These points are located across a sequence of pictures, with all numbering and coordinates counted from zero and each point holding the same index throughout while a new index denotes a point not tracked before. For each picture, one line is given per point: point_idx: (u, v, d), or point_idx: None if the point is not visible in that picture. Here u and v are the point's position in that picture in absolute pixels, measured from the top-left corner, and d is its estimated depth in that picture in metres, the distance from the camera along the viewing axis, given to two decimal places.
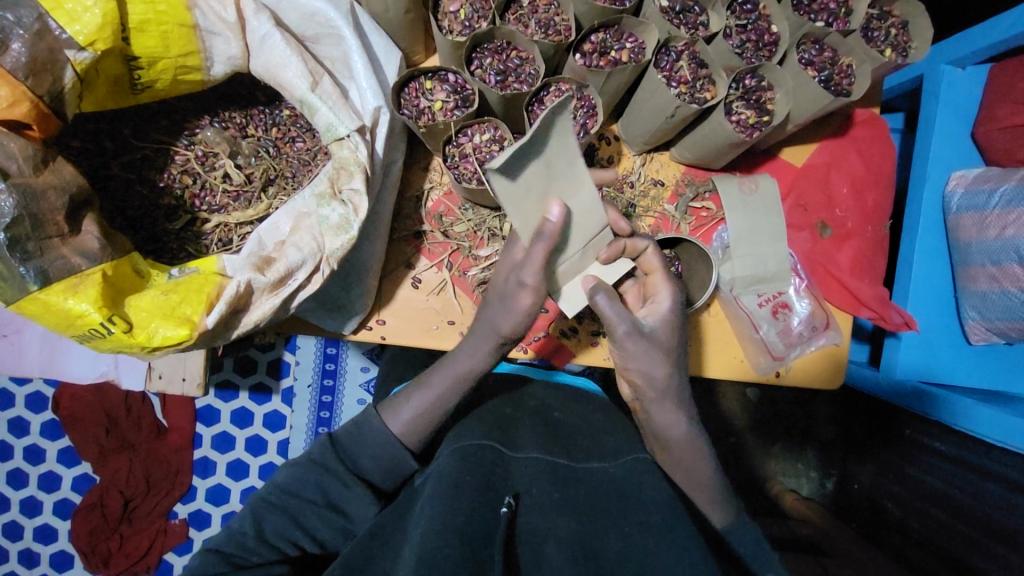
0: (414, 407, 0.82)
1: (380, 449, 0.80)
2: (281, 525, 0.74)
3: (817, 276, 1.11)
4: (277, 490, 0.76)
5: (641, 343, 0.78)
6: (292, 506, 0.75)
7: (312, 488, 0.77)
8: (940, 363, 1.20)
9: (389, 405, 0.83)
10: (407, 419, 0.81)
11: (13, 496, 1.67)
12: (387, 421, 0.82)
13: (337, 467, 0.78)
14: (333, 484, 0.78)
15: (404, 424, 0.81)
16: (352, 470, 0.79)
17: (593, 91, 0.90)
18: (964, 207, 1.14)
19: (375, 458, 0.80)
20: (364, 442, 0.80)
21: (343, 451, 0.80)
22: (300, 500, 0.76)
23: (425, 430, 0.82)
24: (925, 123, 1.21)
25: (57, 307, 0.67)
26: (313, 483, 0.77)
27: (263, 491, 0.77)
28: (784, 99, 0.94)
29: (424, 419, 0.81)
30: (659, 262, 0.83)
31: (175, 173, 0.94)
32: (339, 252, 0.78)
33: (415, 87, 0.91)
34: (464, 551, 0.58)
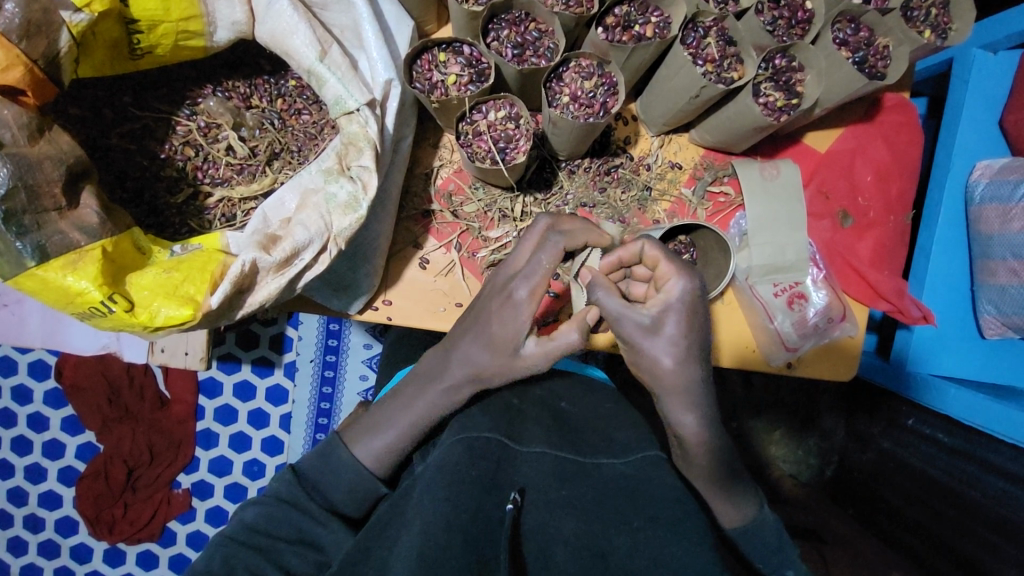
0: (386, 436, 0.79)
1: (349, 482, 0.77)
2: (253, 560, 0.69)
3: (835, 267, 1.08)
4: (244, 527, 0.72)
5: (654, 338, 0.70)
6: (265, 542, 0.71)
7: (286, 526, 0.73)
8: (951, 358, 1.18)
9: (358, 434, 0.80)
10: (378, 450, 0.78)
11: (18, 463, 1.68)
12: (356, 450, 0.78)
13: (306, 502, 0.75)
14: (304, 518, 0.74)
15: (375, 454, 0.78)
16: (324, 506, 0.76)
17: (615, 68, 0.86)
18: (988, 198, 1.10)
19: (346, 493, 0.77)
20: (335, 476, 0.78)
21: (312, 485, 0.77)
22: (273, 537, 0.72)
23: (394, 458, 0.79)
24: (952, 109, 1.17)
25: (56, 285, 0.65)
26: (285, 520, 0.73)
27: (229, 529, 0.72)
28: (815, 81, 0.89)
29: (396, 449, 0.79)
30: (659, 249, 0.74)
31: (177, 144, 0.90)
32: (347, 232, 0.76)
33: (428, 59, 0.86)
34: (468, 561, 0.59)
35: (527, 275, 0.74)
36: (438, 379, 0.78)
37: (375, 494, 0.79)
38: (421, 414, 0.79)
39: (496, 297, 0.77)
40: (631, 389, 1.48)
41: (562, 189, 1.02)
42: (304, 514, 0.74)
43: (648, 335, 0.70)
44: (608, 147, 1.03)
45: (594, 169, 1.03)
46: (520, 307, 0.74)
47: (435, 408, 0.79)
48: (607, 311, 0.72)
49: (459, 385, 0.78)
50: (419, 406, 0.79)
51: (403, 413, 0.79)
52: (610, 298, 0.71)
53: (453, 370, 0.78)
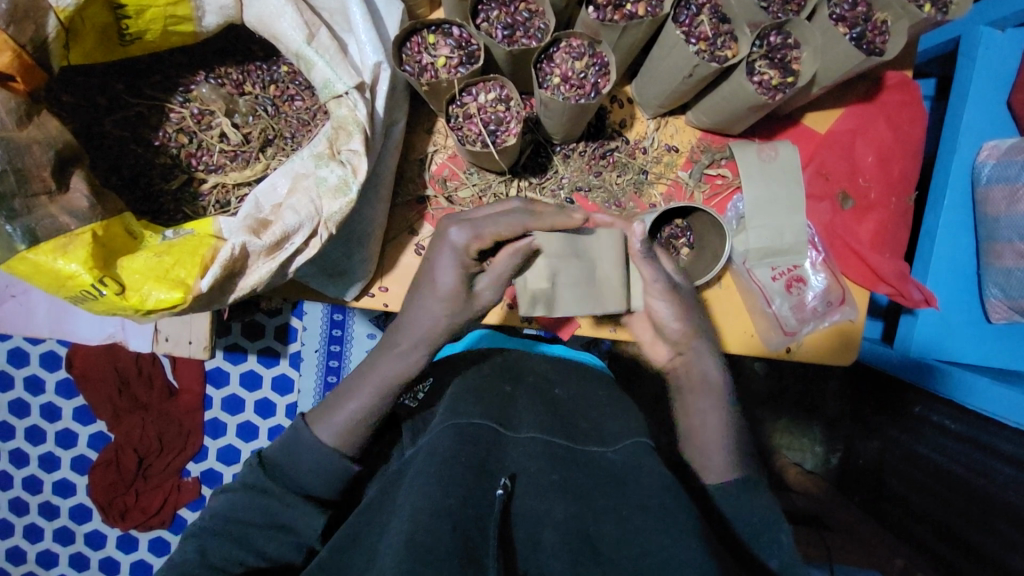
0: (348, 410, 0.78)
1: (315, 460, 0.75)
2: (228, 549, 0.70)
3: (835, 250, 1.06)
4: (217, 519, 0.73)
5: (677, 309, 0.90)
6: (238, 530, 0.72)
7: (258, 511, 0.73)
8: (957, 343, 1.17)
9: (323, 412, 0.79)
10: (339, 426, 0.77)
11: (31, 451, 1.71)
12: (319, 432, 0.77)
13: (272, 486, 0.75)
14: (273, 503, 0.74)
15: (338, 435, 0.77)
16: (292, 487, 0.75)
17: (607, 48, 0.84)
18: (995, 179, 1.08)
19: (309, 471, 0.75)
20: (297, 456, 0.76)
21: (277, 470, 0.76)
22: (244, 524, 0.72)
23: (359, 437, 0.78)
24: (959, 88, 1.14)
25: (47, 268, 0.65)
26: (259, 506, 0.74)
27: (204, 520, 0.74)
28: (811, 58, 0.88)
29: (359, 424, 0.78)
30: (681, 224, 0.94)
31: (171, 132, 0.91)
32: (337, 216, 0.76)
33: (417, 41, 0.85)
34: (456, 543, 0.58)
35: (470, 225, 0.79)
36: (392, 342, 0.80)
37: (343, 472, 0.76)
38: (379, 387, 0.79)
39: (437, 250, 0.79)
40: (633, 377, 1.47)
41: (557, 173, 1.01)
42: (272, 498, 0.74)
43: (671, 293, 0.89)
44: (603, 130, 1.02)
45: (590, 153, 1.02)
46: (456, 253, 0.78)
47: (392, 378, 0.79)
48: (648, 273, 0.87)
49: (411, 348, 0.79)
50: (377, 371, 0.79)
51: (363, 382, 0.79)
52: (645, 263, 0.86)
53: (408, 332, 0.80)
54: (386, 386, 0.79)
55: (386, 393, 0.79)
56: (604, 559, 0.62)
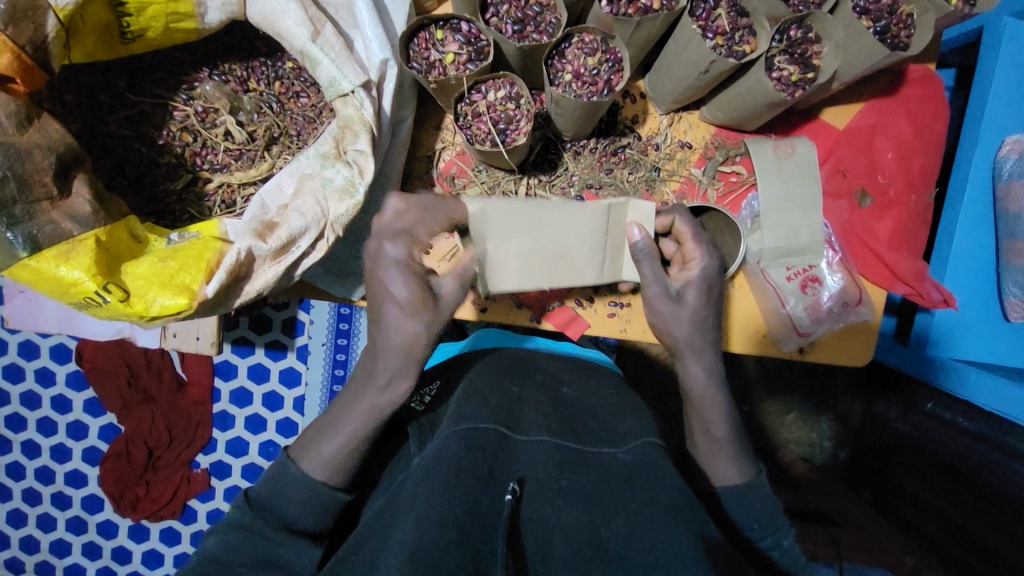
0: (336, 440, 0.74)
1: (303, 496, 0.72)
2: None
3: (852, 248, 1.04)
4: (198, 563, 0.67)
5: (673, 307, 0.82)
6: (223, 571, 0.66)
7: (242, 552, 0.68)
8: (974, 341, 1.14)
9: (308, 447, 0.75)
10: (326, 458, 0.74)
11: (44, 443, 1.73)
12: (307, 467, 0.73)
13: (264, 527, 0.71)
14: (264, 541, 0.70)
15: (326, 467, 0.74)
16: (279, 524, 0.72)
17: (621, 43, 0.81)
18: (1017, 175, 1.05)
19: (298, 505, 0.72)
20: (283, 490, 0.73)
21: (266, 508, 0.72)
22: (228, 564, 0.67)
23: (348, 467, 0.75)
24: (982, 81, 1.11)
25: (50, 275, 0.64)
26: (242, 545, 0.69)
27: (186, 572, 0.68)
28: (832, 53, 0.85)
29: (347, 457, 0.74)
30: (689, 225, 0.84)
31: (175, 130, 0.89)
32: (344, 218, 0.74)
33: (425, 38, 0.83)
34: (462, 555, 0.57)
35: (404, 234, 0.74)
36: (372, 375, 0.75)
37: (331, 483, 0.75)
38: (364, 418, 0.75)
39: (383, 270, 0.73)
40: (641, 373, 1.46)
41: (567, 170, 0.99)
42: (264, 537, 0.70)
43: (673, 302, 0.82)
44: (614, 126, 1.00)
45: (601, 150, 1.00)
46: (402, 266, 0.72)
47: (375, 409, 0.74)
48: (647, 277, 0.82)
49: (391, 379, 0.74)
50: (361, 404, 0.75)
51: (346, 416, 0.75)
52: (690, 241, 0.84)
53: (384, 363, 0.74)
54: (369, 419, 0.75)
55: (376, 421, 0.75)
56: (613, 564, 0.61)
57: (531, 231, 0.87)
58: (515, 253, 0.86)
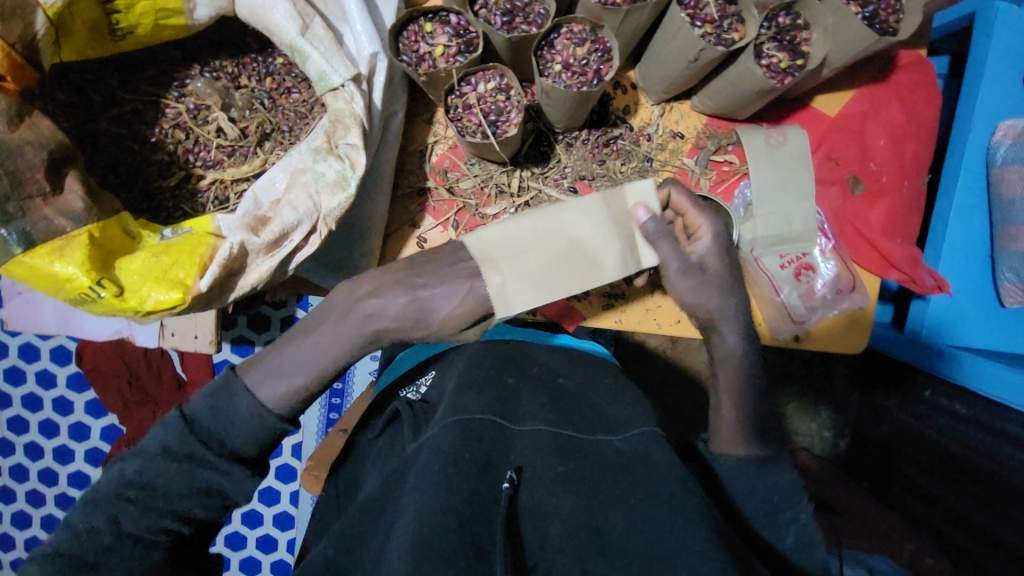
0: (293, 377, 0.72)
1: (246, 416, 0.68)
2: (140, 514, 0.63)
3: (845, 236, 1.04)
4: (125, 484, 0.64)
5: (697, 278, 0.82)
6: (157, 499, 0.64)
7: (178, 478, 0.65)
8: (969, 327, 1.15)
9: (262, 373, 0.72)
10: (283, 389, 0.71)
11: (46, 444, 1.74)
12: (259, 395, 0.70)
13: (200, 452, 0.66)
14: (202, 469, 0.66)
15: (279, 395, 0.71)
16: (219, 450, 0.67)
17: (610, 33, 0.82)
18: (1011, 160, 1.05)
19: (244, 434, 0.68)
20: (228, 414, 0.68)
21: (205, 429, 0.67)
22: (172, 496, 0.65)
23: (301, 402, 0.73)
24: (974, 66, 1.11)
25: (44, 271, 0.65)
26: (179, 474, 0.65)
27: (109, 486, 0.64)
28: (822, 39, 0.85)
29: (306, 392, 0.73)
30: (687, 197, 0.83)
31: (167, 128, 0.89)
32: (336, 212, 0.75)
33: (414, 30, 0.83)
34: (463, 542, 0.58)
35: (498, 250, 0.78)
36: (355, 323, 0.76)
37: None
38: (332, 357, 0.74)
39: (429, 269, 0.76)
40: (639, 365, 1.47)
41: (560, 162, 0.99)
42: (203, 464, 0.66)
43: (697, 273, 0.82)
44: (606, 117, 1.00)
45: (593, 141, 1.00)
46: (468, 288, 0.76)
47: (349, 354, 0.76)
48: (663, 254, 0.81)
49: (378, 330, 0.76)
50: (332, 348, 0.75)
51: (315, 355, 0.74)
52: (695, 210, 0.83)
53: (376, 319, 0.75)
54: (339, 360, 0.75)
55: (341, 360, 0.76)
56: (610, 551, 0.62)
57: (539, 245, 0.79)
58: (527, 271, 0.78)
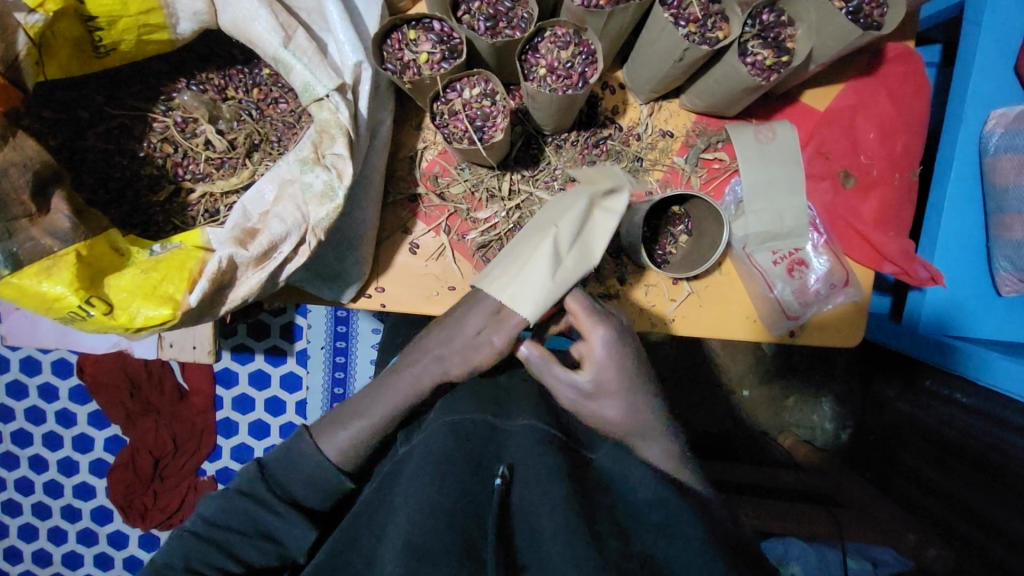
0: (351, 431, 0.81)
1: (307, 472, 0.79)
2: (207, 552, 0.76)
3: (837, 230, 1.04)
4: (201, 521, 0.78)
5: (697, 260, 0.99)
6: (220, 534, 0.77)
7: (238, 518, 0.77)
8: (967, 318, 1.14)
9: (325, 428, 0.82)
10: (343, 445, 0.80)
11: (50, 457, 1.75)
12: (322, 446, 0.80)
13: (266, 496, 0.78)
14: (262, 514, 0.78)
15: (340, 450, 0.80)
16: (283, 498, 0.79)
17: (593, 36, 0.81)
18: (1002, 149, 1.05)
19: (305, 485, 0.80)
20: (292, 467, 0.80)
21: (273, 479, 0.79)
22: (229, 531, 0.77)
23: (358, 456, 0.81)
24: (964, 56, 1.10)
25: (33, 291, 0.65)
26: (239, 513, 0.78)
27: (191, 522, 0.78)
28: (806, 35, 0.85)
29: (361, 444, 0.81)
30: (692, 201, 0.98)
31: (156, 141, 0.90)
32: (324, 222, 0.75)
33: (398, 38, 0.83)
34: (453, 536, 0.60)
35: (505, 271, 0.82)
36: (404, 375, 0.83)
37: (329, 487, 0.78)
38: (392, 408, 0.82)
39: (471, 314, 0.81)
40: None
41: (549, 164, 0.99)
42: (262, 509, 0.78)
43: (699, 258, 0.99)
44: (595, 118, 1.00)
45: (582, 142, 1.00)
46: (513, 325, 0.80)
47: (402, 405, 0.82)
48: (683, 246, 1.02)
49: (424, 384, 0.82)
50: (389, 399, 0.82)
51: (372, 411, 0.82)
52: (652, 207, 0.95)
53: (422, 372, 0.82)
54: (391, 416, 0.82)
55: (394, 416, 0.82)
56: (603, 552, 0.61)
57: (524, 241, 0.83)
58: (518, 260, 0.81)
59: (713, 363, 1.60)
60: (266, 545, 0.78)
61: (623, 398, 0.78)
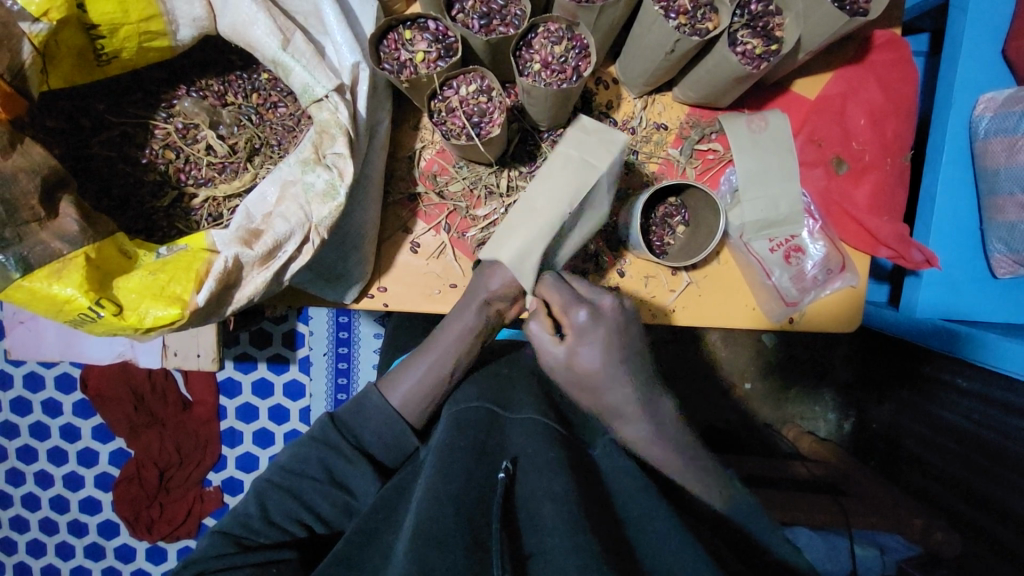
0: (413, 380, 0.86)
1: (382, 425, 0.84)
2: (287, 505, 0.78)
3: (832, 216, 1.05)
4: (279, 470, 0.80)
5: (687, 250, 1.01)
6: (297, 484, 0.79)
7: (314, 466, 0.80)
8: (964, 301, 1.16)
9: (387, 381, 0.88)
10: (406, 394, 0.86)
11: (56, 472, 1.75)
12: (388, 397, 0.86)
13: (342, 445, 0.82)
14: (337, 460, 0.81)
15: (403, 398, 0.86)
16: (355, 446, 0.83)
17: (585, 29, 0.83)
18: (992, 132, 1.06)
19: (376, 434, 0.84)
20: (365, 419, 0.84)
21: (346, 428, 0.83)
22: (303, 479, 0.80)
23: (422, 404, 0.86)
24: (951, 43, 1.12)
25: (43, 294, 0.66)
26: (316, 460, 0.80)
27: (269, 473, 0.81)
28: (794, 23, 0.87)
29: (425, 390, 0.86)
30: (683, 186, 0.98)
31: (157, 148, 0.91)
32: (328, 220, 0.76)
33: (394, 39, 0.84)
34: (459, 518, 0.61)
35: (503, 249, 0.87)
36: (458, 318, 0.88)
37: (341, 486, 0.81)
38: (451, 350, 0.87)
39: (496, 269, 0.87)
40: None
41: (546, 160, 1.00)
42: (338, 456, 0.81)
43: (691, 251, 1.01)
44: (590, 114, 1.02)
45: None
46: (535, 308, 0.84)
47: (460, 346, 0.88)
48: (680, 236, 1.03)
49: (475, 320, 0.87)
50: (446, 337, 0.88)
51: (432, 351, 0.87)
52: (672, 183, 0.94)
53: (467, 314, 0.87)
54: (447, 356, 0.87)
55: (453, 357, 0.88)
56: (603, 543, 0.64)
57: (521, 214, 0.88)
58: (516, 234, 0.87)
59: (714, 355, 1.61)
60: (338, 496, 0.81)
61: (615, 377, 0.79)
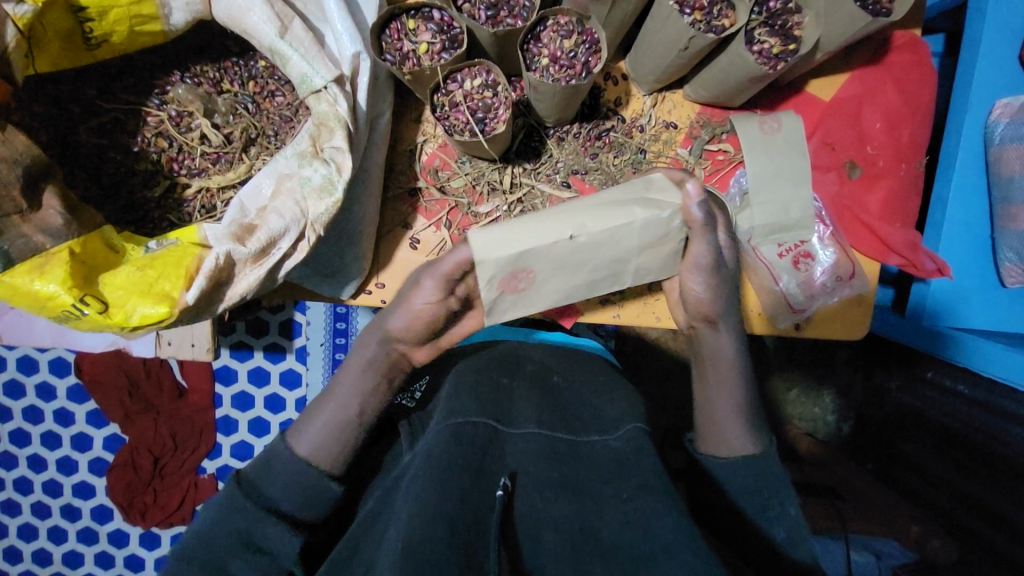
0: (321, 423, 0.81)
1: (291, 477, 0.77)
2: None
3: (844, 222, 1.02)
4: (193, 544, 0.74)
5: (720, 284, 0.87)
6: (209, 558, 0.72)
7: (226, 535, 0.73)
8: (973, 310, 1.13)
9: (295, 431, 0.82)
10: (314, 440, 0.80)
11: (48, 457, 1.73)
12: (296, 446, 0.80)
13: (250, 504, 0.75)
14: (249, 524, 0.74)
15: (311, 445, 0.80)
16: (260, 502, 0.76)
17: (596, 24, 0.80)
18: (1009, 139, 1.03)
19: (289, 488, 0.77)
20: (273, 475, 0.78)
21: (253, 486, 0.77)
22: (215, 552, 0.73)
23: (335, 448, 0.81)
24: (969, 45, 1.09)
25: (25, 291, 0.64)
26: (224, 529, 0.74)
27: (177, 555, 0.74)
28: (813, 23, 0.84)
29: (336, 431, 0.81)
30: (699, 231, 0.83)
31: (150, 136, 0.88)
32: (324, 217, 0.73)
33: (397, 28, 0.81)
34: (452, 546, 0.58)
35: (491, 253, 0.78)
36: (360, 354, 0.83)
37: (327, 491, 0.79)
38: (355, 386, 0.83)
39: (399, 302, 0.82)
40: (641, 358, 1.47)
41: (551, 157, 0.97)
42: (250, 520, 0.74)
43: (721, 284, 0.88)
44: (597, 109, 0.98)
45: (585, 135, 0.98)
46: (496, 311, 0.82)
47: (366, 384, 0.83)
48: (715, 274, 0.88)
49: (375, 355, 0.83)
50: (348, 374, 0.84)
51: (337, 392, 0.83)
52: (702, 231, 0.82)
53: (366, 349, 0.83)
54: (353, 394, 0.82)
55: (359, 395, 0.83)
56: (600, 550, 0.64)
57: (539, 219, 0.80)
58: (521, 236, 0.79)
59: None
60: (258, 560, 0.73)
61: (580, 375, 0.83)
